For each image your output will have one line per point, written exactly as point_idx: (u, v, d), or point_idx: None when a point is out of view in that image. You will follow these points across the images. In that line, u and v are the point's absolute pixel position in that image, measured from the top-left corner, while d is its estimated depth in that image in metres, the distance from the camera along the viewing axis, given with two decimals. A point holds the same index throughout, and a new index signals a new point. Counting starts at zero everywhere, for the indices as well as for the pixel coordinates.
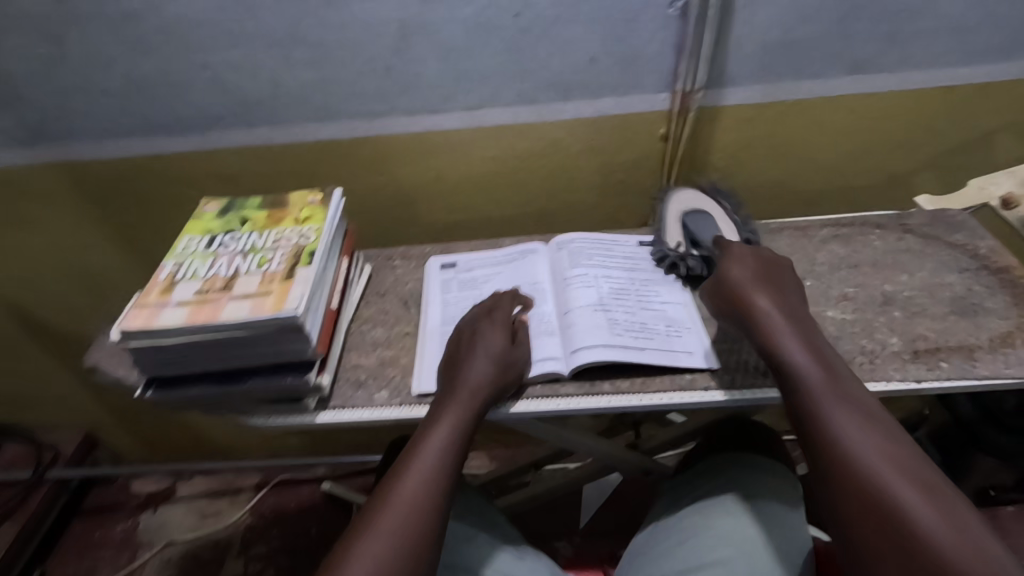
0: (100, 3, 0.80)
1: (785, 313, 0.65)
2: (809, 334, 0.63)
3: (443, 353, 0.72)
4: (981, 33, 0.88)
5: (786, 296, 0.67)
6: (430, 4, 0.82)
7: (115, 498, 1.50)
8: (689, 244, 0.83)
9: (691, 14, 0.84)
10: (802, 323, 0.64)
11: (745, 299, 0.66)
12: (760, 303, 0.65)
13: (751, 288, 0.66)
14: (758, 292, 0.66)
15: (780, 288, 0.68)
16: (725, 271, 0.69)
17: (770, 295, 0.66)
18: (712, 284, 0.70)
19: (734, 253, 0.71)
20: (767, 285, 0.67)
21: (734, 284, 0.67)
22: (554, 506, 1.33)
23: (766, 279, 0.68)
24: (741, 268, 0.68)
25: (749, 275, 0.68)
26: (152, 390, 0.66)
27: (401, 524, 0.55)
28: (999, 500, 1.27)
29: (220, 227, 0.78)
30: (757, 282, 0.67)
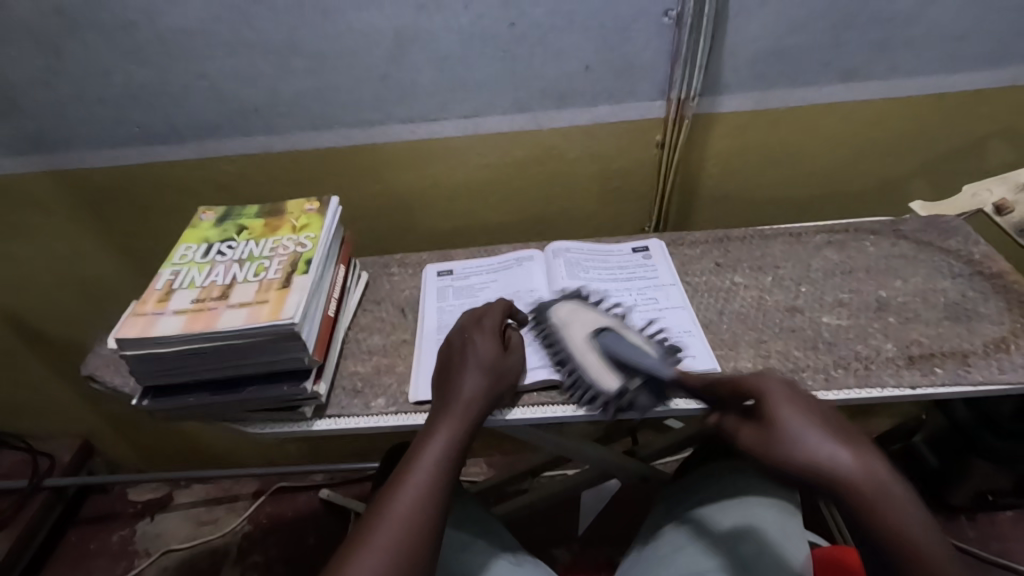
0: (98, 13, 0.81)
1: (868, 469, 0.47)
2: (905, 506, 0.46)
3: (437, 361, 0.72)
4: (973, 41, 0.89)
5: (872, 446, 0.49)
6: (425, 14, 0.83)
7: (111, 506, 1.49)
8: (625, 377, 0.67)
9: (684, 22, 0.84)
10: (895, 490, 0.47)
11: (814, 465, 0.48)
12: (833, 464, 0.48)
13: (819, 441, 0.49)
14: (826, 444, 0.49)
15: (858, 432, 0.51)
16: (774, 418, 0.52)
17: (848, 447, 0.49)
18: (756, 435, 0.53)
19: (777, 394, 0.54)
20: (835, 433, 0.50)
21: (789, 440, 0.50)
22: (552, 513, 1.33)
23: (833, 427, 0.51)
24: (795, 415, 0.51)
25: (812, 423, 0.51)
26: (147, 399, 0.66)
27: (395, 540, 0.55)
28: (997, 504, 1.27)
29: (217, 235, 0.78)
30: (826, 435, 0.50)
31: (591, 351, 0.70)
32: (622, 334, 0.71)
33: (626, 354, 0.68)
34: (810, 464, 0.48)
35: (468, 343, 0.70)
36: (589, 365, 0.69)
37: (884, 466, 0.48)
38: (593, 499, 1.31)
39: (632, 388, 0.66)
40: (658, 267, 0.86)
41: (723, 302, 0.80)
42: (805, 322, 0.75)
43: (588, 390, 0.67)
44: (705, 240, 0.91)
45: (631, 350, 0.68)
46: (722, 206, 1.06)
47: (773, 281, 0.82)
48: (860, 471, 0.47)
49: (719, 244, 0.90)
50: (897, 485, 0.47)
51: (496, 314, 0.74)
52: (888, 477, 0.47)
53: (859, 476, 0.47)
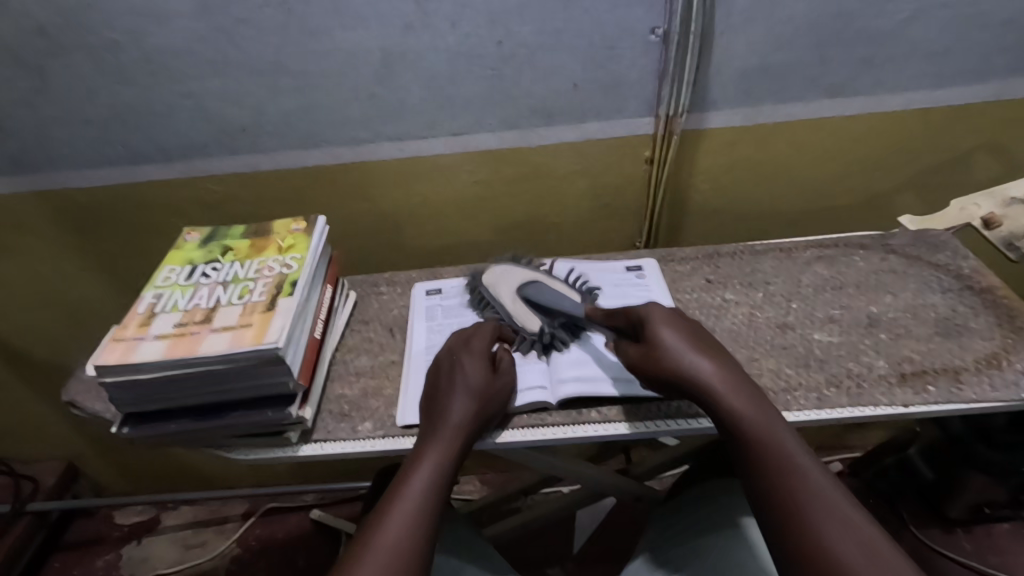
0: (82, 34, 0.80)
1: (726, 379, 0.60)
2: (741, 392, 0.59)
3: (425, 384, 0.71)
4: (955, 57, 0.90)
5: (728, 359, 0.63)
6: (412, 33, 0.83)
7: (97, 530, 1.46)
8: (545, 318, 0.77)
9: (671, 40, 0.85)
10: (736, 384, 0.60)
11: (678, 366, 0.61)
12: (688, 362, 0.61)
13: (687, 355, 0.62)
14: (695, 357, 0.61)
15: (716, 346, 0.64)
16: (652, 336, 0.64)
17: (709, 361, 0.61)
18: (641, 352, 0.65)
19: (658, 315, 0.66)
20: (698, 345, 0.63)
21: (658, 348, 0.63)
22: (547, 530, 1.31)
23: (697, 339, 0.64)
24: (671, 332, 0.63)
25: (681, 338, 0.63)
26: (128, 426, 0.64)
27: (383, 566, 0.53)
28: (994, 516, 1.26)
29: (202, 257, 0.77)
30: (691, 346, 0.63)
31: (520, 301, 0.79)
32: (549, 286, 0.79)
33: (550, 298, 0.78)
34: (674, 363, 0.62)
35: (455, 365, 0.69)
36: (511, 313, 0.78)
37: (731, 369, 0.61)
38: (589, 516, 1.30)
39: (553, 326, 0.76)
40: (652, 284, 0.85)
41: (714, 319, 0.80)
42: (796, 339, 0.75)
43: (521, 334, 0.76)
44: (695, 256, 0.91)
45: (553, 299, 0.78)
46: (713, 221, 1.06)
47: (764, 297, 0.82)
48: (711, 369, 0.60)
49: (710, 260, 0.89)
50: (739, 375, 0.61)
51: (484, 335, 0.73)
52: (733, 375, 0.61)
53: (706, 373, 0.60)
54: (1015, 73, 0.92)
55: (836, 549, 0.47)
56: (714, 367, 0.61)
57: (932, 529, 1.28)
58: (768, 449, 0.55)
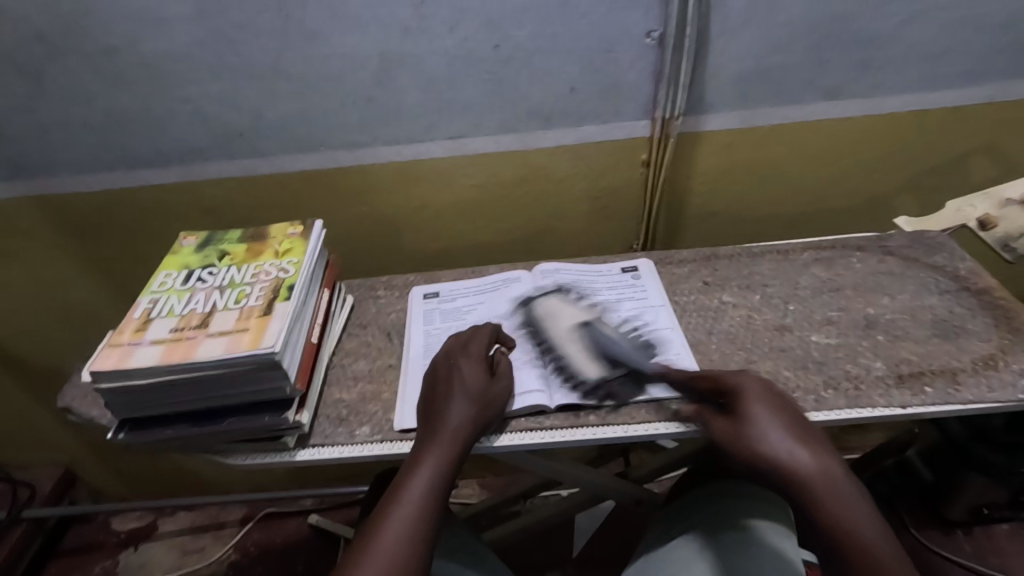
0: (78, 39, 0.80)
1: (822, 474, 0.55)
2: (847, 492, 0.54)
3: (422, 388, 0.70)
4: (951, 59, 0.90)
5: (824, 448, 0.58)
6: (409, 36, 0.83)
7: (94, 536, 1.45)
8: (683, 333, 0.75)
9: (668, 43, 0.85)
10: (839, 479, 0.55)
11: (771, 457, 0.57)
12: (783, 450, 0.57)
13: (781, 443, 0.57)
14: (788, 447, 0.57)
15: (810, 427, 0.59)
16: (741, 415, 0.60)
17: (803, 449, 0.57)
18: (726, 429, 0.60)
19: (748, 390, 0.61)
20: (793, 433, 0.58)
21: (752, 429, 0.58)
22: (546, 534, 1.31)
23: (790, 424, 0.59)
24: (762, 412, 0.59)
25: (773, 421, 0.59)
26: (124, 432, 0.64)
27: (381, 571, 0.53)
28: (994, 517, 1.26)
29: (198, 261, 0.77)
30: (782, 432, 0.58)
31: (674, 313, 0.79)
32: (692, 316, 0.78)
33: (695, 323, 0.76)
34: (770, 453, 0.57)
35: (454, 369, 0.69)
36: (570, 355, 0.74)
37: (832, 459, 0.56)
38: (588, 519, 1.31)
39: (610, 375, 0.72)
40: (647, 287, 0.86)
41: (712, 321, 0.80)
42: (794, 342, 0.75)
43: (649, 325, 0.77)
44: (692, 258, 0.91)
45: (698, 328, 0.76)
46: (710, 223, 1.06)
47: (761, 299, 0.82)
48: (813, 462, 0.56)
49: (707, 262, 0.90)
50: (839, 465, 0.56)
51: (484, 338, 0.73)
52: (836, 468, 0.56)
53: (809, 467, 0.55)
54: (1010, 75, 0.93)
55: None
56: (810, 461, 0.56)
57: (932, 530, 1.28)
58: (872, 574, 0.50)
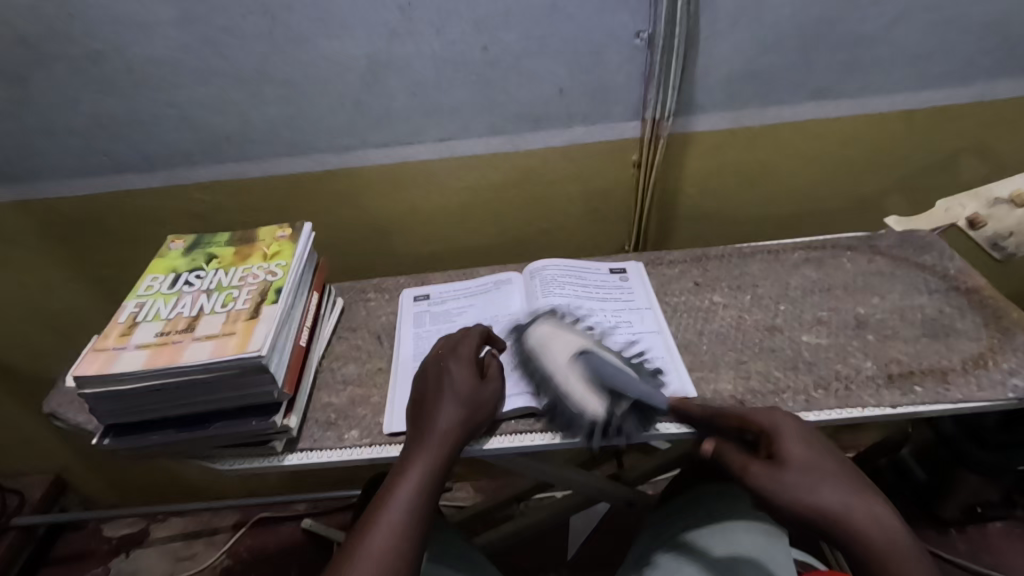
0: (63, 42, 0.79)
1: (880, 525, 0.49)
2: (912, 559, 0.47)
3: (412, 390, 0.70)
4: (939, 60, 0.90)
5: (875, 498, 0.51)
6: (397, 38, 0.83)
7: (85, 544, 1.44)
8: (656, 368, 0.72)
9: (656, 44, 0.85)
10: (896, 533, 0.48)
11: (819, 504, 0.50)
12: (833, 504, 0.49)
13: (830, 489, 0.50)
14: (840, 493, 0.50)
15: (858, 478, 0.53)
16: (784, 454, 0.53)
17: (854, 497, 0.50)
18: (764, 477, 0.53)
19: (785, 429, 0.55)
20: (841, 480, 0.51)
21: (800, 475, 0.51)
22: (541, 537, 1.31)
23: (836, 469, 0.53)
24: (805, 453, 0.53)
25: (818, 462, 0.52)
26: (109, 438, 0.63)
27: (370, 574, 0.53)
28: (987, 515, 1.26)
29: (186, 265, 0.77)
30: (830, 476, 0.51)
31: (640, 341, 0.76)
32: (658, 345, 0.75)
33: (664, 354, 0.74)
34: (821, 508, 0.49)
35: (444, 372, 0.68)
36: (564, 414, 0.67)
37: (887, 513, 0.49)
38: (583, 522, 1.31)
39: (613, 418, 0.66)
40: (636, 287, 0.86)
41: (702, 322, 0.80)
42: (785, 342, 0.75)
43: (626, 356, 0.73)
44: (683, 259, 0.91)
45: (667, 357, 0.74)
46: (702, 224, 1.06)
47: (752, 299, 0.82)
48: (871, 518, 0.49)
49: (698, 263, 0.89)
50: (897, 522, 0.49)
51: (474, 339, 0.72)
52: (895, 527, 0.49)
53: (867, 519, 0.49)
54: (998, 75, 0.93)
55: None
56: (864, 509, 0.49)
57: (926, 529, 1.28)
58: None
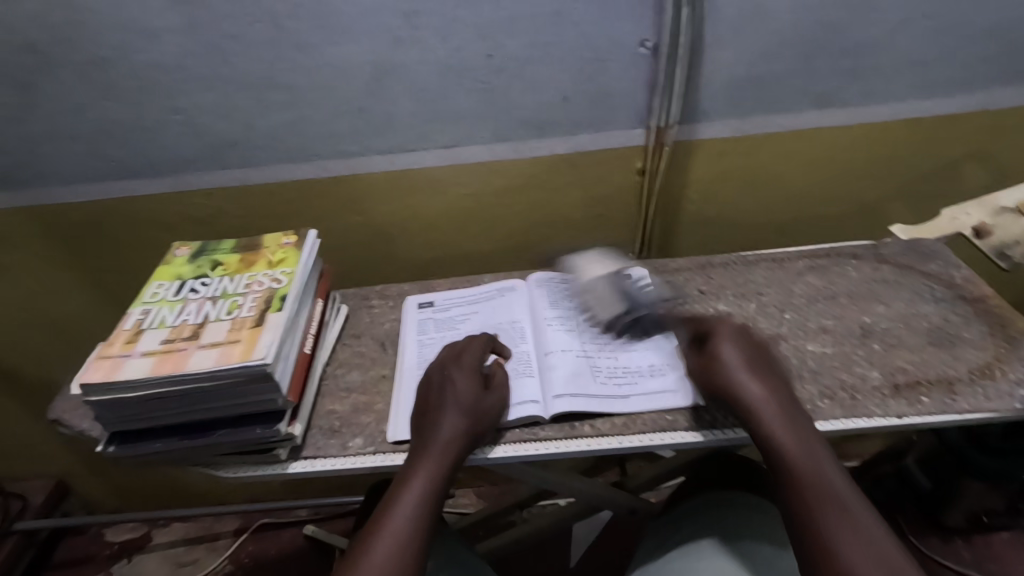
0: (70, 50, 0.80)
1: (777, 403, 0.61)
2: (801, 425, 0.60)
3: (416, 399, 0.70)
4: (944, 68, 0.90)
5: (782, 386, 0.63)
6: (403, 46, 0.83)
7: (86, 549, 1.44)
8: (624, 311, 0.79)
9: (661, 52, 0.85)
10: (792, 411, 0.61)
11: (734, 385, 0.62)
12: (748, 392, 0.62)
13: (744, 376, 0.63)
14: (750, 379, 0.62)
15: (774, 372, 0.65)
16: (715, 352, 0.65)
17: (763, 382, 0.62)
18: (701, 366, 0.66)
19: (721, 331, 0.67)
20: (757, 370, 0.64)
21: (722, 364, 0.64)
22: (543, 544, 1.30)
23: (755, 363, 0.64)
24: (732, 349, 0.65)
25: (739, 357, 0.64)
26: (113, 445, 0.63)
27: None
28: (992, 525, 1.25)
29: (191, 272, 0.77)
30: (747, 366, 0.64)
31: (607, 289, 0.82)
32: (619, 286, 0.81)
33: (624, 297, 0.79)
34: (734, 393, 0.62)
35: (447, 380, 0.68)
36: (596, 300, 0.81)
37: (784, 394, 0.62)
38: (585, 529, 1.31)
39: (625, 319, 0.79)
40: None
41: None
42: (790, 351, 0.74)
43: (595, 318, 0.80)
44: (687, 266, 0.90)
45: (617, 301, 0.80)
46: (705, 231, 1.06)
47: (756, 307, 0.82)
48: (769, 396, 0.61)
49: (702, 271, 0.89)
50: (794, 406, 0.62)
51: (480, 348, 0.72)
52: (788, 402, 0.62)
53: (766, 397, 0.61)
54: (1002, 83, 0.93)
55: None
56: (768, 392, 0.62)
57: (931, 538, 1.27)
58: (811, 482, 0.56)
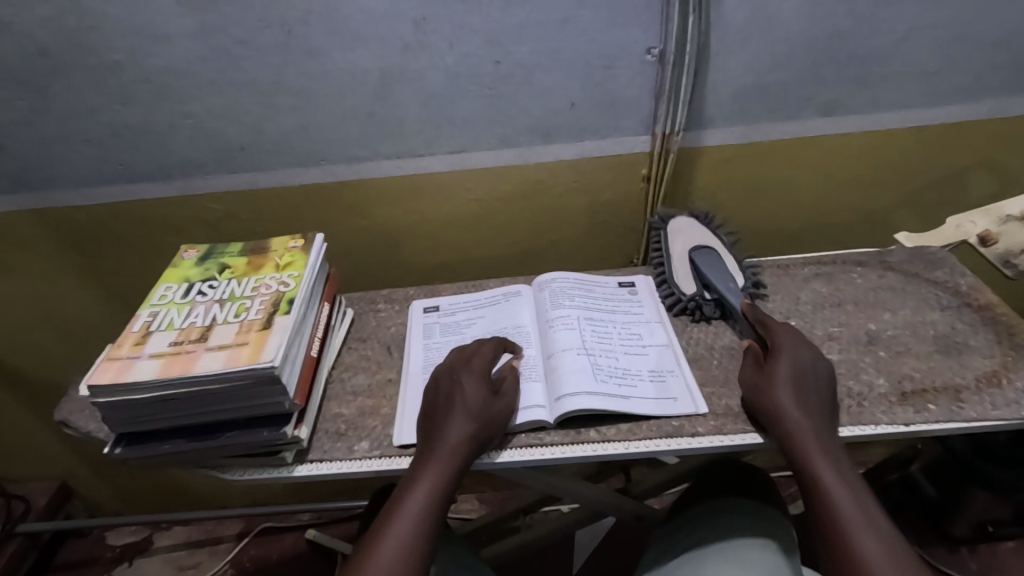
0: (82, 54, 0.81)
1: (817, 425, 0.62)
2: (834, 449, 0.61)
3: (424, 398, 0.70)
4: (949, 77, 0.91)
5: (822, 408, 0.64)
6: (411, 52, 0.84)
7: (88, 552, 1.43)
8: (701, 288, 0.84)
9: (667, 60, 0.86)
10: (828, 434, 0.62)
11: (779, 402, 0.63)
12: (791, 408, 0.62)
13: (790, 395, 0.63)
14: (795, 397, 0.63)
15: (819, 393, 0.65)
16: (770, 367, 0.66)
17: (804, 401, 0.63)
18: (752, 377, 0.67)
19: (782, 346, 0.68)
20: (803, 389, 0.64)
21: (772, 380, 0.65)
22: (546, 550, 1.30)
23: (804, 383, 0.65)
24: (783, 366, 0.65)
25: (788, 374, 0.65)
26: (120, 447, 0.63)
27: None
28: (998, 535, 1.24)
29: (198, 275, 0.77)
30: (794, 384, 0.64)
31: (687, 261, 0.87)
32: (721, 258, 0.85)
33: (712, 273, 0.83)
34: (783, 424, 0.62)
35: (457, 382, 0.68)
36: (678, 274, 0.86)
37: (822, 416, 0.63)
38: (588, 536, 1.30)
39: (702, 296, 0.83)
40: (644, 302, 0.86)
41: (713, 337, 0.80)
42: None
43: (671, 290, 0.85)
44: None
45: (723, 274, 0.83)
46: None
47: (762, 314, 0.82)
48: (809, 417, 0.62)
49: None
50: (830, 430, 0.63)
51: (490, 352, 0.73)
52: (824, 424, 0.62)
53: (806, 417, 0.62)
54: (1007, 92, 0.93)
55: None
56: (809, 414, 0.62)
57: (937, 548, 1.26)
58: (843, 505, 0.57)
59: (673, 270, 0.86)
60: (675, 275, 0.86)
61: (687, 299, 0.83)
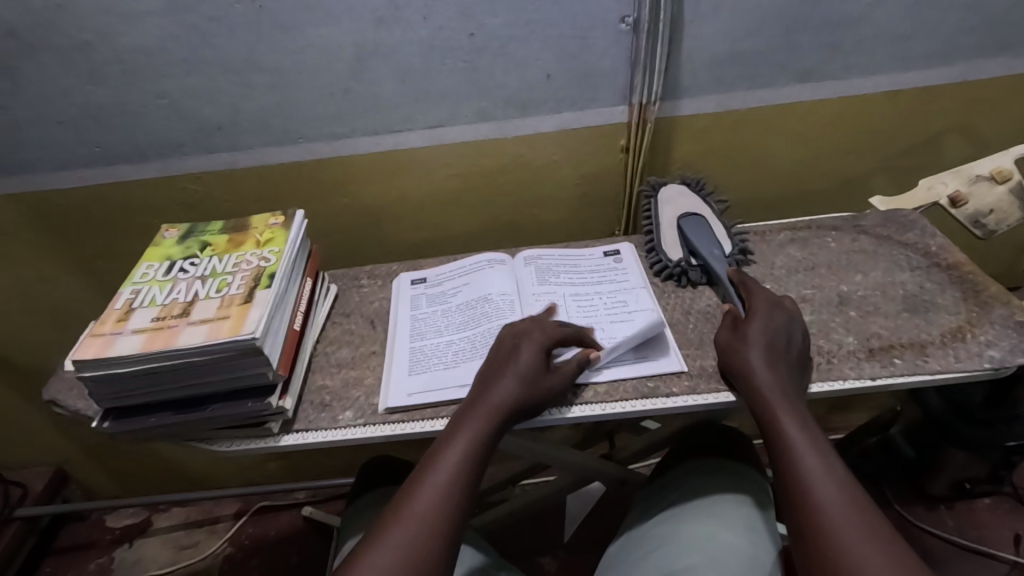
0: (50, 34, 0.80)
1: (782, 384, 0.64)
2: (798, 406, 0.62)
3: (487, 358, 0.70)
4: (922, 40, 0.91)
5: (790, 369, 0.66)
6: (385, 26, 0.83)
7: (87, 535, 1.46)
8: (688, 254, 0.85)
9: (641, 28, 0.86)
10: (792, 392, 0.63)
11: (747, 361, 0.65)
12: (757, 369, 0.64)
13: (757, 354, 0.65)
14: (763, 357, 0.65)
15: (790, 355, 0.67)
16: (745, 328, 0.69)
17: (772, 360, 0.65)
18: (726, 338, 0.70)
19: (758, 307, 0.70)
20: (772, 349, 0.66)
21: (742, 340, 0.68)
22: (537, 519, 1.34)
23: (775, 342, 0.67)
24: (756, 327, 0.68)
25: (761, 335, 0.67)
26: (108, 421, 0.65)
27: (407, 533, 0.54)
28: (976, 492, 1.29)
29: (179, 252, 0.78)
30: (766, 343, 0.66)
31: (675, 229, 0.88)
32: (709, 227, 0.87)
33: (698, 240, 0.85)
34: (750, 382, 0.64)
35: (513, 351, 0.69)
36: (664, 241, 0.87)
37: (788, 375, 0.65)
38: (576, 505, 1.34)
39: (688, 263, 0.85)
40: (629, 269, 0.88)
41: (690, 301, 0.82)
42: None
43: (658, 257, 0.86)
44: None
45: (709, 241, 0.85)
46: None
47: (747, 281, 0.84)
48: (774, 374, 0.64)
49: None
50: (795, 390, 0.64)
51: (560, 333, 0.71)
52: (788, 382, 0.64)
53: (771, 373, 0.64)
54: (980, 55, 0.94)
55: (836, 532, 0.52)
56: (775, 372, 0.64)
57: (915, 506, 1.31)
58: (802, 455, 0.58)
59: (659, 236, 0.88)
60: (660, 244, 0.87)
61: (672, 265, 0.85)
